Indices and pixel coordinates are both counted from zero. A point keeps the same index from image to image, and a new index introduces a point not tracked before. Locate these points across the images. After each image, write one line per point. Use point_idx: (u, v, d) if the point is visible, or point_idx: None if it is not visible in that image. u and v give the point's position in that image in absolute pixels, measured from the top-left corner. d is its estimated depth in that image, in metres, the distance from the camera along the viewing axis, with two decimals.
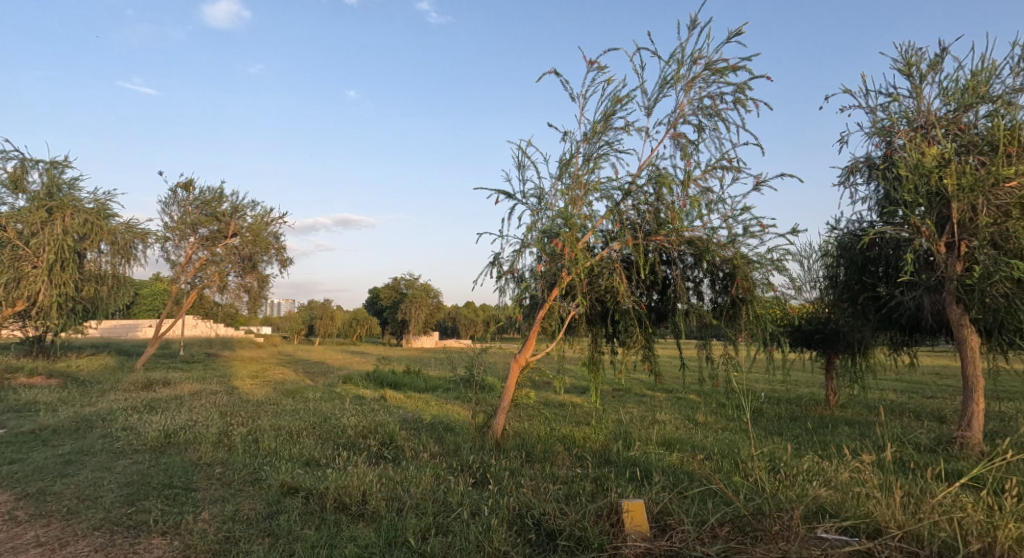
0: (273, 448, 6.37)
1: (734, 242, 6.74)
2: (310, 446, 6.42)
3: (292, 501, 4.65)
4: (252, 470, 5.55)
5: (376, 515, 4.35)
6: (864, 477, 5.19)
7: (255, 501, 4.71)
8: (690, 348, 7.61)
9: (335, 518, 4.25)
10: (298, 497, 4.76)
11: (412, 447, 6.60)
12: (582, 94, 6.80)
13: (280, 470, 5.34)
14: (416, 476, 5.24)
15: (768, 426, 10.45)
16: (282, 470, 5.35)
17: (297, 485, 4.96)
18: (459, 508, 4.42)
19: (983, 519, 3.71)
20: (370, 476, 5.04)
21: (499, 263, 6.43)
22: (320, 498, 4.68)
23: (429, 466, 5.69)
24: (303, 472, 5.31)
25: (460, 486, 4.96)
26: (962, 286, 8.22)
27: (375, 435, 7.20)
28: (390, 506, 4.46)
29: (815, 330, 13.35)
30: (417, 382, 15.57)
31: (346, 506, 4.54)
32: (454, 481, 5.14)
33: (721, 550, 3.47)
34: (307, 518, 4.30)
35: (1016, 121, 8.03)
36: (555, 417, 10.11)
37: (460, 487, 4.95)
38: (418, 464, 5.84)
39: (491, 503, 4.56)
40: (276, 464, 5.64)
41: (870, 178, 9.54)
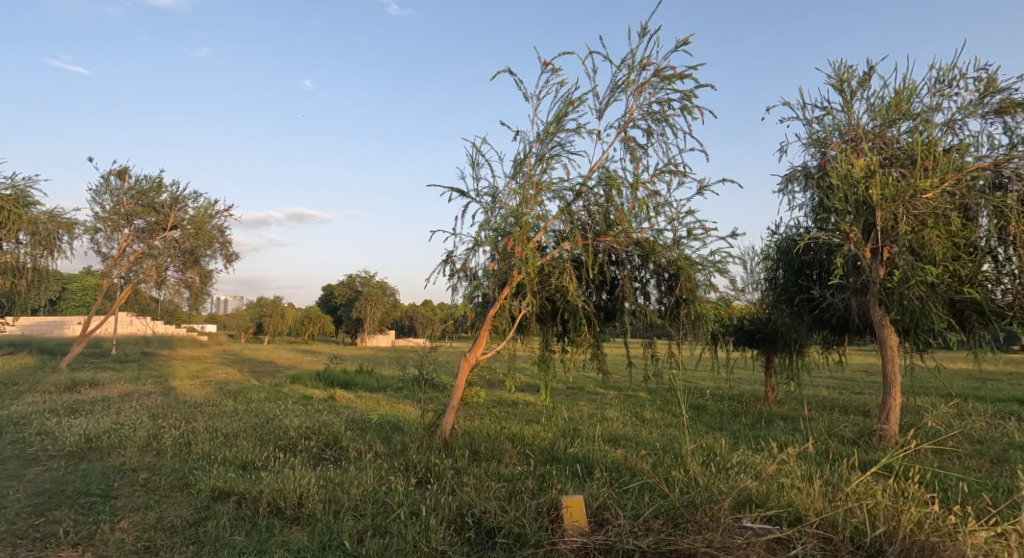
0: (206, 451, 6.11)
1: (679, 244, 6.95)
2: (247, 448, 6.20)
3: (222, 506, 4.48)
4: (182, 475, 5.31)
5: (312, 518, 4.24)
6: (789, 468, 5.48)
7: (181, 507, 4.50)
8: (636, 346, 7.79)
9: (267, 523, 4.12)
10: (230, 502, 4.59)
11: (356, 447, 6.48)
12: (535, 95, 6.86)
13: (211, 475, 5.12)
14: (358, 477, 5.15)
15: (710, 422, 10.84)
16: (213, 474, 5.15)
17: (229, 489, 4.79)
18: (398, 508, 4.39)
19: (889, 504, 3.99)
20: (307, 478, 4.91)
21: (451, 261, 6.40)
22: (253, 502, 4.53)
23: (372, 467, 5.59)
24: (236, 476, 5.12)
25: (401, 486, 4.91)
26: (884, 289, 8.80)
27: (318, 436, 7.02)
28: (327, 509, 4.36)
29: (756, 330, 13.92)
30: (370, 382, 15.30)
31: (280, 510, 4.41)
32: (396, 481, 5.08)
33: (653, 543, 3.57)
34: (237, 524, 4.14)
35: (932, 137, 8.66)
36: (506, 415, 10.17)
37: (402, 487, 4.91)
38: (361, 465, 5.73)
39: (432, 503, 4.53)
40: (208, 468, 5.42)
41: (806, 187, 10.06)
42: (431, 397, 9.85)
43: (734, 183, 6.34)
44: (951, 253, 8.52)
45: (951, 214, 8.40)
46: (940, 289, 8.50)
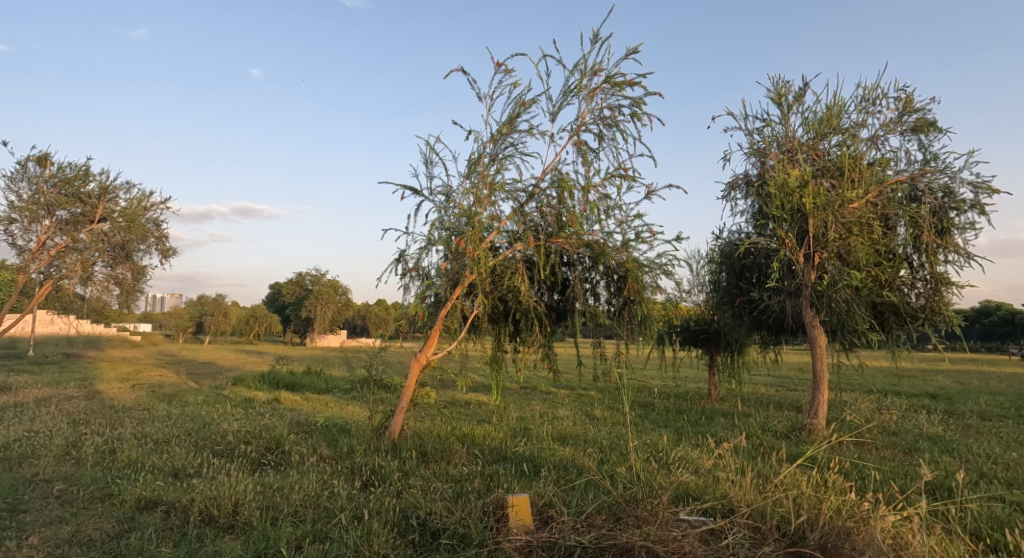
0: (133, 459, 5.83)
1: (628, 247, 7.17)
2: (179, 455, 5.97)
3: (148, 517, 4.30)
4: (104, 485, 5.06)
5: (248, 525, 4.14)
6: (725, 462, 5.77)
7: (102, 519, 4.29)
8: (586, 346, 7.95)
9: (197, 533, 3.99)
10: (157, 512, 4.42)
11: (299, 451, 6.35)
12: (489, 95, 6.92)
13: (137, 484, 4.92)
14: (299, 482, 5.05)
15: (655, 420, 11.21)
16: (140, 483, 4.94)
17: (157, 498, 4.61)
18: (340, 513, 4.34)
19: (812, 494, 4.28)
20: (243, 484, 4.78)
21: (403, 260, 6.36)
22: (183, 511, 4.38)
23: (314, 471, 5.50)
24: (166, 484, 4.93)
25: (345, 490, 4.85)
26: (815, 292, 9.37)
27: (259, 440, 6.82)
28: (264, 515, 4.27)
29: (701, 330, 14.45)
30: (318, 383, 14.91)
31: (213, 519, 4.28)
32: (340, 484, 5.01)
33: (593, 539, 3.69)
34: (164, 535, 3.99)
35: (859, 151, 9.29)
36: (457, 415, 10.17)
37: (345, 490, 4.86)
38: (303, 469, 5.62)
39: (375, 506, 4.50)
40: (134, 477, 5.19)
41: (747, 194, 10.55)
42: (380, 398, 9.73)
43: (680, 189, 6.60)
44: (873, 259, 9.15)
45: (874, 223, 9.05)
46: (864, 292, 9.13)
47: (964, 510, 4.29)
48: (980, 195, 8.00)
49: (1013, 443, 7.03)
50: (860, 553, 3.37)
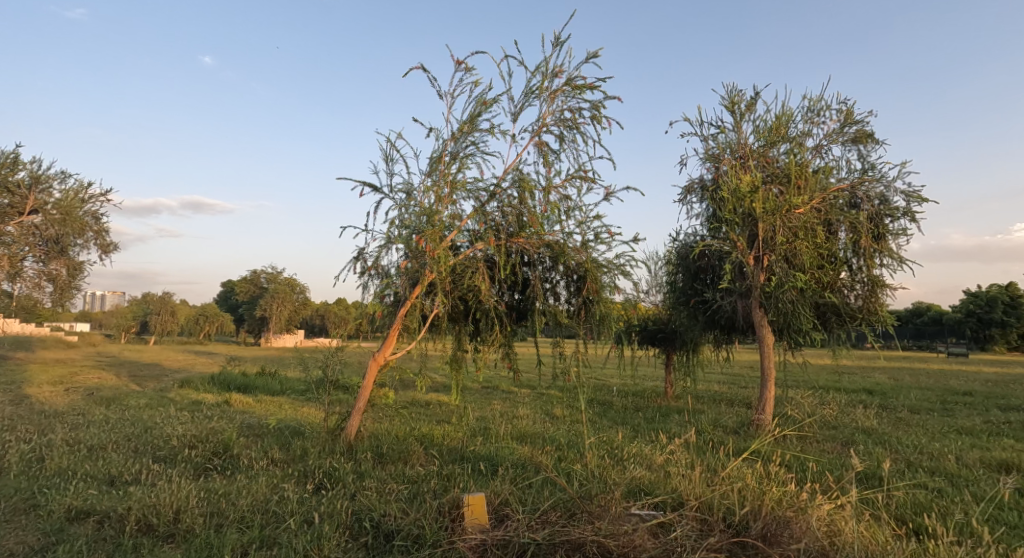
0: (63, 468, 5.55)
1: (587, 248, 7.28)
2: (116, 462, 5.72)
3: (79, 528, 4.10)
4: (29, 496, 4.79)
5: (190, 533, 4.01)
6: (676, 457, 5.97)
7: (28, 531, 4.07)
8: (545, 346, 8.03)
9: (134, 543, 3.84)
10: (89, 523, 4.22)
11: (249, 455, 6.19)
12: (450, 93, 6.87)
13: (67, 493, 4.69)
14: (246, 487, 4.93)
15: (613, 417, 11.42)
16: (71, 492, 4.71)
17: (90, 508, 4.42)
18: (290, 518, 4.26)
19: (756, 486, 4.47)
20: (185, 491, 4.63)
21: (362, 258, 6.26)
22: (118, 521, 4.20)
23: (263, 475, 5.36)
24: (100, 493, 4.72)
25: (295, 493, 4.76)
26: (764, 293, 9.77)
27: (205, 444, 6.59)
28: (208, 522, 4.15)
29: (658, 330, 14.80)
30: (271, 384, 14.52)
31: (152, 527, 4.13)
32: (290, 488, 4.92)
33: (546, 535, 3.74)
34: (96, 546, 3.82)
35: (805, 159, 9.73)
36: (416, 416, 10.10)
37: (296, 494, 4.76)
38: (252, 474, 5.47)
39: (327, 510, 4.44)
40: (65, 487, 4.94)
41: (702, 198, 10.88)
42: (337, 399, 9.56)
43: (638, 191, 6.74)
44: (817, 263, 9.61)
45: (818, 228, 9.50)
46: (808, 293, 9.59)
47: (893, 497, 4.58)
48: (912, 203, 8.51)
49: (938, 434, 7.53)
50: (799, 541, 3.54)
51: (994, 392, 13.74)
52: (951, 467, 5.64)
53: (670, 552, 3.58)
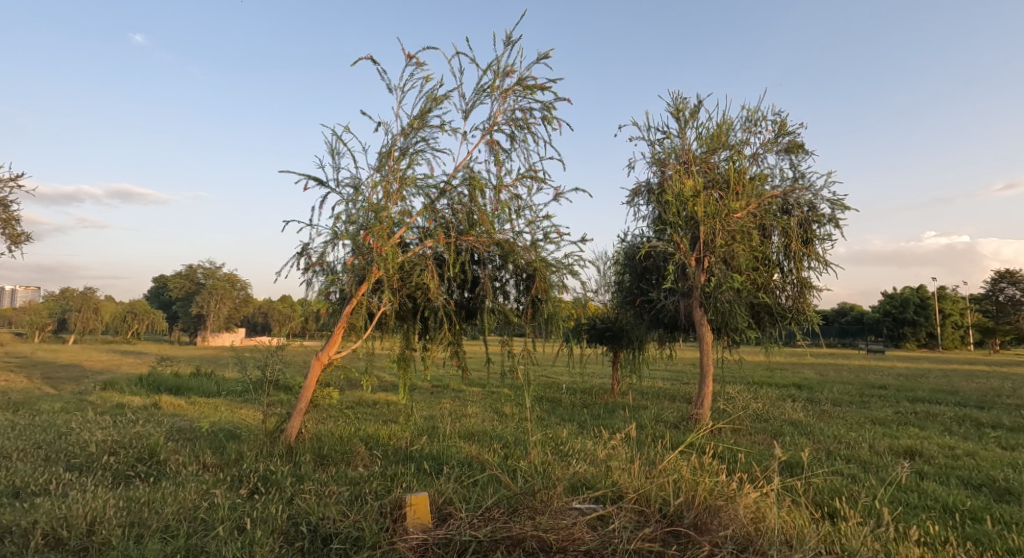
0: None
1: (536, 247, 7.34)
2: (24, 473, 5.32)
3: None
4: None
5: (107, 545, 3.79)
6: (618, 452, 6.14)
7: None
8: (494, 344, 8.05)
9: None
10: None
11: (177, 460, 5.91)
12: (400, 88, 6.63)
13: None
14: (172, 494, 4.70)
15: (560, 414, 11.59)
16: None
17: None
18: (219, 525, 4.10)
19: (690, 478, 4.67)
20: (101, 501, 4.36)
21: (305, 254, 6.07)
22: (23, 536, 3.91)
23: (191, 481, 5.13)
24: (4, 506, 4.38)
25: (226, 499, 4.58)
26: (703, 293, 10.18)
27: (127, 450, 6.24)
28: (127, 533, 3.93)
29: (606, 328, 15.12)
30: (206, 386, 13.88)
31: (62, 541, 3.87)
32: (221, 494, 4.73)
33: (488, 532, 3.77)
34: None
35: (743, 166, 10.19)
36: (361, 416, 9.93)
37: (227, 500, 4.58)
38: (179, 480, 5.23)
39: (260, 515, 4.30)
40: None
41: (648, 201, 11.19)
42: (278, 400, 9.23)
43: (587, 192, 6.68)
44: (752, 265, 10.09)
45: (754, 232, 9.98)
46: (743, 294, 10.06)
47: (811, 484, 4.90)
48: (836, 211, 9.08)
49: (855, 424, 8.09)
50: (726, 528, 3.74)
51: (905, 385, 14.92)
52: (864, 454, 6.09)
53: (608, 544, 3.69)
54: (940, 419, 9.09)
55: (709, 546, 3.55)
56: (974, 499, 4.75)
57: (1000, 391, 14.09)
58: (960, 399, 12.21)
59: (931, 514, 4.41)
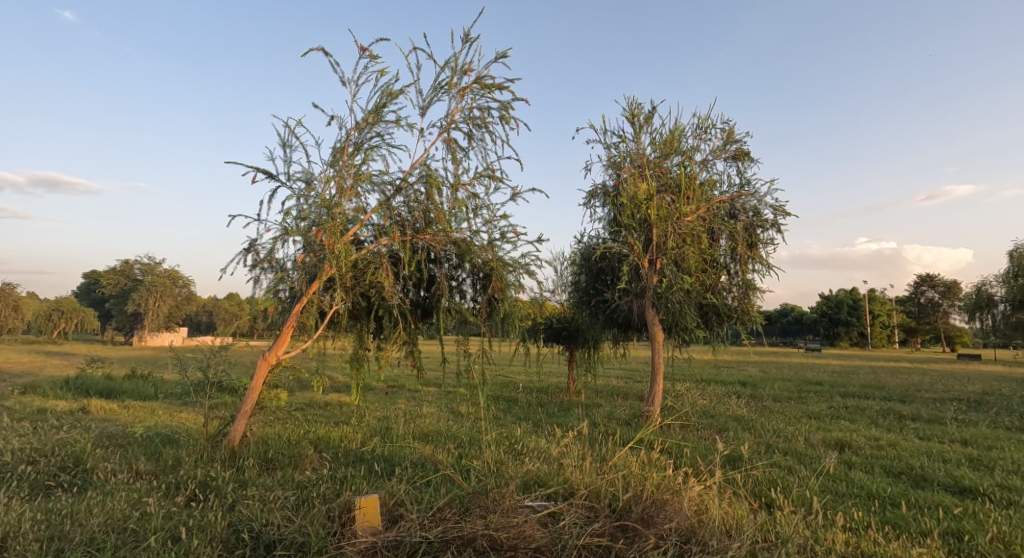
0: None
1: (493, 246, 7.34)
2: None
3: None
4: None
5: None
6: (570, 450, 6.25)
7: None
8: (450, 344, 8.03)
9: None
10: None
11: (107, 468, 5.61)
12: (352, 81, 6.09)
13: None
14: (100, 504, 4.46)
15: (516, 413, 11.67)
16: None
17: None
18: (152, 536, 3.92)
19: (639, 473, 4.80)
20: (18, 516, 4.10)
21: (253, 251, 5.87)
22: None
23: (122, 490, 4.88)
24: None
25: (161, 508, 4.39)
26: (656, 294, 10.46)
27: (51, 459, 5.87)
28: (47, 548, 3.70)
29: (563, 328, 15.30)
30: (144, 388, 13.22)
31: None
32: (155, 503, 4.53)
33: (439, 533, 3.77)
34: None
35: (694, 171, 10.53)
36: (312, 417, 9.71)
37: (161, 509, 4.39)
38: (109, 490, 4.97)
39: (197, 523, 4.14)
40: None
41: (604, 203, 11.40)
42: (222, 403, 8.90)
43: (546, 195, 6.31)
44: (701, 267, 10.45)
45: (704, 235, 10.34)
46: (693, 294, 10.40)
47: (750, 477, 5.14)
48: (778, 217, 9.52)
49: (793, 419, 8.52)
50: (671, 520, 3.87)
51: (840, 381, 15.81)
52: (800, 447, 6.42)
53: (557, 540, 3.77)
54: (868, 413, 9.70)
55: (654, 539, 3.67)
56: (895, 487, 5.10)
57: (921, 386, 15.15)
58: (886, 393, 13.06)
59: (858, 501, 4.70)
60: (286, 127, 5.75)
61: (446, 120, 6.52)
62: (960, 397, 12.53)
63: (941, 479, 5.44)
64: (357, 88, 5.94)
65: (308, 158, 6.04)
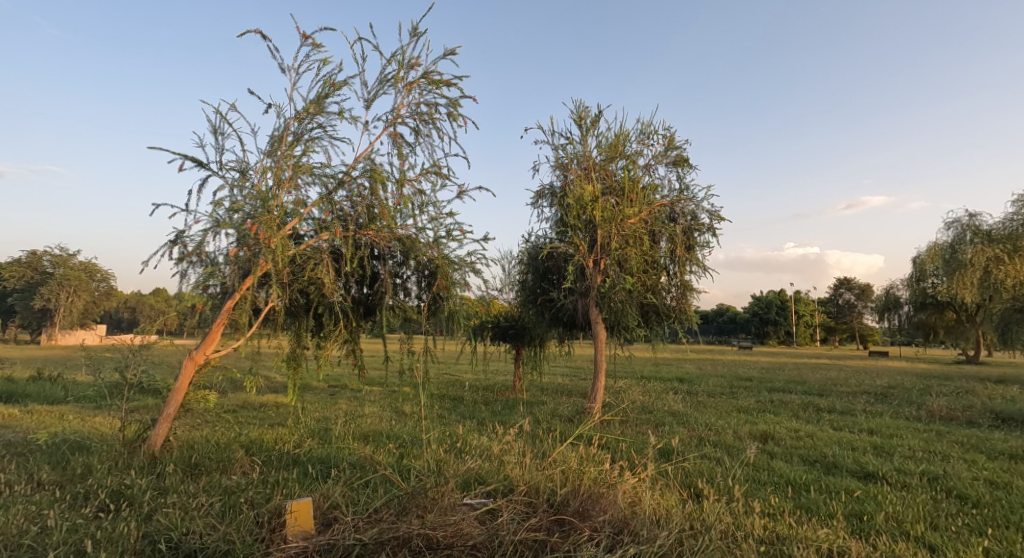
0: None
1: (439, 244, 7.23)
2: None
3: None
4: None
5: None
6: (511, 448, 6.29)
7: None
8: (393, 342, 7.88)
9: None
10: None
11: (3, 479, 5.15)
12: (294, 68, 5.62)
13: None
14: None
15: (460, 411, 11.65)
16: None
17: None
18: (54, 551, 3.62)
19: (578, 468, 4.88)
20: None
21: (179, 243, 5.53)
22: None
23: (19, 503, 4.49)
24: None
25: (66, 521, 4.08)
26: (600, 293, 10.69)
27: None
28: None
29: (509, 327, 15.37)
30: (54, 391, 12.21)
31: None
32: (60, 515, 4.20)
33: (374, 534, 3.69)
34: None
35: (637, 175, 10.81)
36: (246, 420, 9.31)
37: (66, 522, 4.07)
38: (4, 503, 4.56)
39: (107, 535, 3.87)
40: None
41: (551, 203, 11.51)
42: (143, 406, 8.36)
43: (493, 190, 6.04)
44: (643, 268, 10.74)
45: (646, 237, 10.64)
46: (635, 294, 10.67)
47: (681, 469, 5.35)
48: (714, 221, 9.93)
49: (723, 413, 8.93)
50: (606, 513, 3.98)
51: (768, 377, 16.72)
52: (729, 439, 6.73)
53: (494, 537, 3.77)
54: (791, 406, 10.29)
55: (589, 532, 3.74)
56: (810, 474, 5.44)
57: (837, 380, 16.28)
58: (806, 388, 13.93)
59: (779, 489, 4.98)
60: (218, 113, 5.43)
61: (391, 115, 6.34)
62: (870, 390, 13.54)
63: (850, 465, 5.84)
64: (298, 76, 5.65)
65: (242, 147, 5.72)
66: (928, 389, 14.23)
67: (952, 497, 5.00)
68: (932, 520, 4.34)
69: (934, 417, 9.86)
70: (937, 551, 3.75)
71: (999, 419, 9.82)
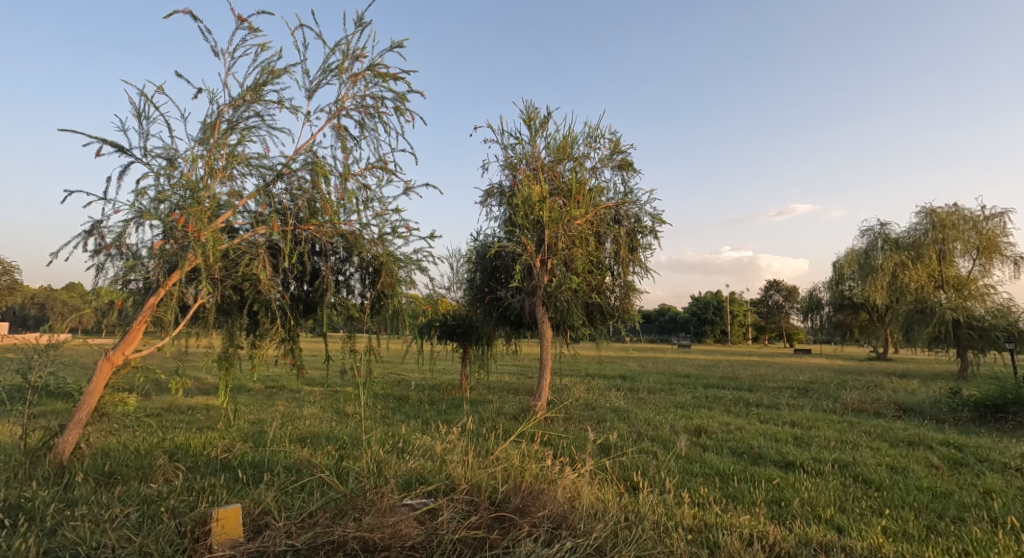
0: None
1: (383, 240, 7.06)
2: None
3: None
4: None
5: None
6: (452, 447, 6.23)
7: None
8: (334, 341, 7.64)
9: None
10: None
11: None
12: (227, 52, 5.29)
13: None
14: None
15: (403, 411, 11.45)
16: None
17: None
18: None
19: (519, 465, 4.89)
20: None
21: (95, 234, 5.13)
22: None
23: None
24: None
25: None
26: (546, 292, 10.78)
27: None
28: None
29: (456, 325, 15.26)
30: None
31: None
32: None
33: (307, 539, 3.56)
34: None
35: (583, 177, 10.97)
36: (172, 423, 8.78)
37: None
38: None
39: (3, 552, 3.53)
40: None
41: (500, 202, 11.51)
42: (53, 411, 7.71)
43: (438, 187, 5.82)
44: (588, 268, 10.90)
45: (591, 238, 10.81)
46: (580, 293, 10.83)
47: (621, 464, 5.46)
48: (656, 224, 10.20)
49: (662, 408, 9.20)
50: (545, 508, 3.99)
51: (703, 373, 17.42)
52: (667, 434, 6.95)
53: (433, 537, 3.71)
54: (723, 401, 10.75)
55: (528, 528, 3.75)
56: (739, 465, 5.69)
57: (766, 376, 17.15)
58: (738, 383, 14.61)
59: (711, 480, 5.17)
60: (141, 96, 5.08)
61: (335, 106, 6.12)
62: (795, 385, 14.36)
63: (774, 456, 6.15)
64: (233, 61, 5.35)
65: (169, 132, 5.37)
66: (845, 384, 15.26)
67: (859, 481, 5.36)
68: (841, 503, 4.63)
69: (847, 409, 10.55)
70: (844, 532, 4.00)
71: (902, 410, 10.63)
